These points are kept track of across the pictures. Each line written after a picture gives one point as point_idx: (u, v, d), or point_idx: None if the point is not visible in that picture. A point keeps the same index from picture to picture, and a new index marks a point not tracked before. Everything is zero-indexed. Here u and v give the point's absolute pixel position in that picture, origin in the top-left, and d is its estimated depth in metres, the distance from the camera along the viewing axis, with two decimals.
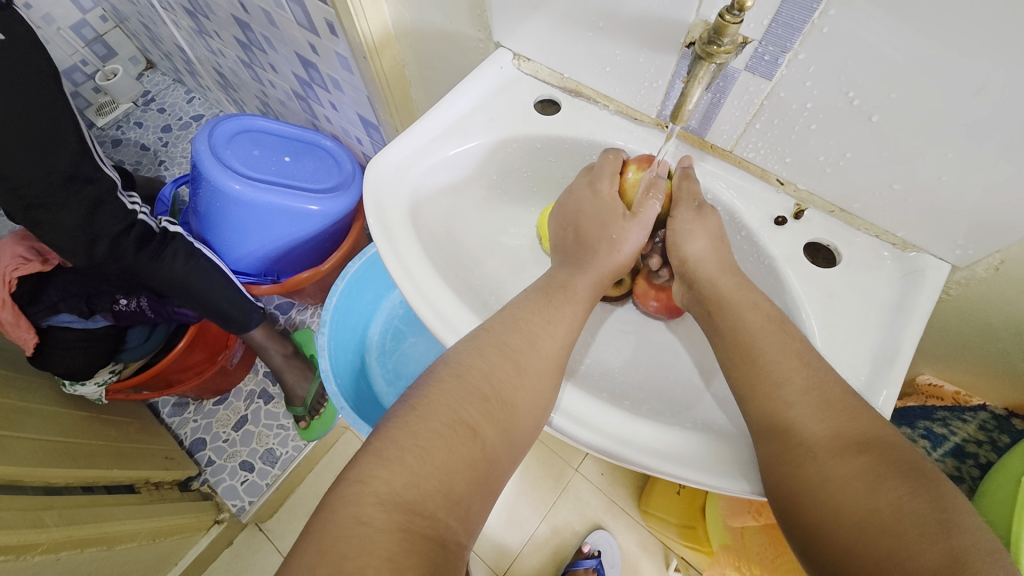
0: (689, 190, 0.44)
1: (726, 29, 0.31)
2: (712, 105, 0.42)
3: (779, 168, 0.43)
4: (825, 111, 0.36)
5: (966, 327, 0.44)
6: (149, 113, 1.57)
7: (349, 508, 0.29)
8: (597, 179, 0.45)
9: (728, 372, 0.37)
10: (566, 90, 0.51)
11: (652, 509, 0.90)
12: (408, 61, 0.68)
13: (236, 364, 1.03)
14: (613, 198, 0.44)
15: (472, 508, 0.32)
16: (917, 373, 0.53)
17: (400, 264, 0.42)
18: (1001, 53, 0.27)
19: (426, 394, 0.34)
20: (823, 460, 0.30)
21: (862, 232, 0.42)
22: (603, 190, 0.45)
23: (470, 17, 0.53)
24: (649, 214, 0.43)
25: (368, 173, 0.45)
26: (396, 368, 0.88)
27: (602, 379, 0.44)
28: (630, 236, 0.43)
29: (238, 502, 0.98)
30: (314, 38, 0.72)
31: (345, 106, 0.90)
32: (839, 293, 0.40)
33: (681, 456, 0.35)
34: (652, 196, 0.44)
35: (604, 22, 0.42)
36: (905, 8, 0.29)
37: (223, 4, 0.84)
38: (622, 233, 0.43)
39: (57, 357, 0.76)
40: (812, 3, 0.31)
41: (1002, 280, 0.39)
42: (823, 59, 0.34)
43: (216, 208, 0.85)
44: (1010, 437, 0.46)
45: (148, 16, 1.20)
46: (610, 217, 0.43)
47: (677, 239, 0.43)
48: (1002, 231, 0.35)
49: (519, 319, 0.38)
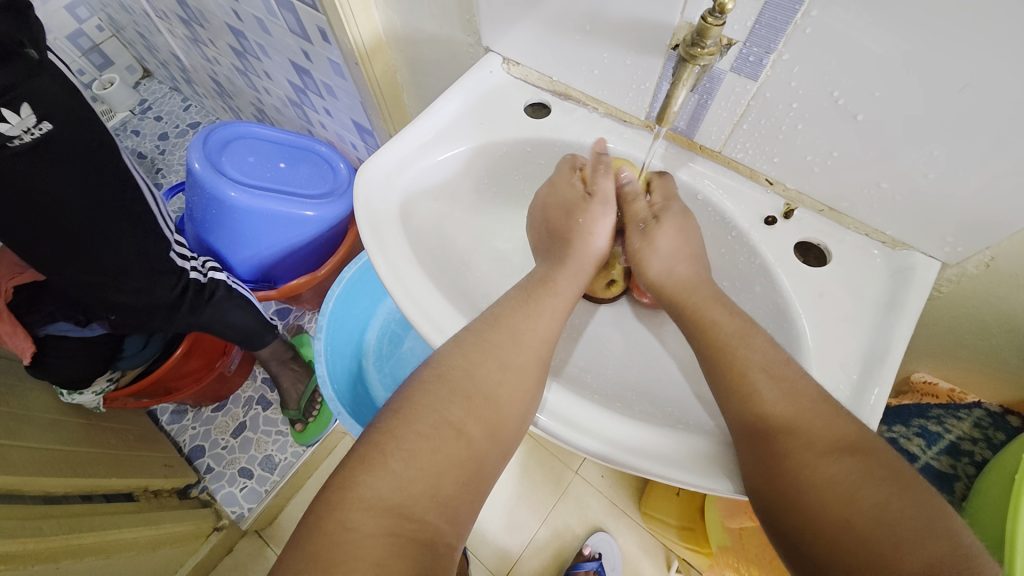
0: (637, 206, 0.44)
1: (708, 32, 0.32)
2: (699, 105, 0.42)
3: (767, 168, 0.43)
4: (810, 110, 0.36)
5: (959, 324, 0.44)
6: (146, 121, 1.57)
7: (337, 513, 0.29)
8: (557, 176, 0.46)
9: (703, 359, 0.37)
10: (555, 93, 0.51)
11: (652, 510, 0.90)
12: (399, 67, 0.68)
13: (234, 371, 1.03)
14: (570, 188, 0.45)
15: (461, 510, 0.32)
16: (912, 371, 0.53)
17: (390, 268, 0.42)
18: (981, 50, 0.28)
19: (411, 397, 0.34)
20: (814, 459, 0.30)
21: (851, 231, 0.42)
22: (571, 182, 0.45)
23: (459, 22, 0.53)
24: (605, 192, 0.44)
25: (358, 179, 0.46)
26: (393, 373, 0.88)
27: (594, 381, 0.44)
28: (597, 218, 0.43)
29: (237, 509, 0.98)
30: (307, 45, 0.73)
31: (339, 112, 0.90)
32: (829, 292, 0.40)
33: (668, 456, 0.35)
34: (603, 174, 0.44)
35: (590, 26, 0.42)
36: (885, 8, 0.29)
37: (216, 13, 0.85)
38: (589, 218, 0.43)
39: (54, 366, 0.76)
40: (793, 5, 0.32)
41: (992, 276, 0.39)
42: (807, 59, 0.34)
43: (211, 215, 0.85)
44: (1005, 434, 0.46)
45: (144, 25, 1.21)
46: (573, 204, 0.44)
47: (640, 246, 0.43)
48: (991, 228, 0.35)
49: (506, 320, 0.38)
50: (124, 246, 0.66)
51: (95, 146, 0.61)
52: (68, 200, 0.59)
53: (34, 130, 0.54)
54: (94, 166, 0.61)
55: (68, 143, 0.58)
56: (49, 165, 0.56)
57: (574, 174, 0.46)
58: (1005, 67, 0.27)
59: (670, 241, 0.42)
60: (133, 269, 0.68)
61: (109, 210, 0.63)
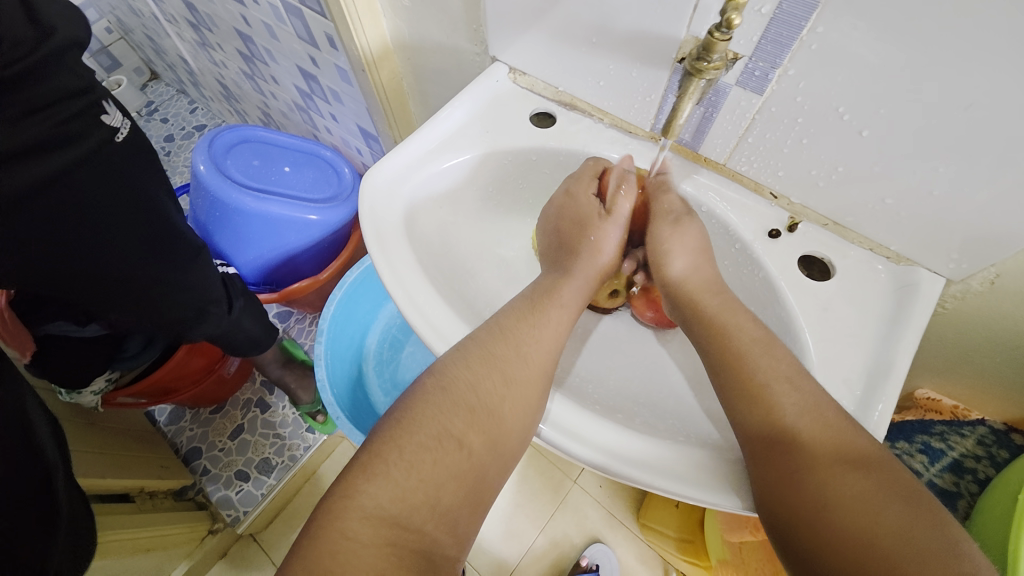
0: (666, 200, 0.44)
1: (714, 46, 0.32)
2: (704, 118, 0.42)
3: (772, 181, 0.43)
4: (815, 125, 0.36)
5: (963, 340, 0.44)
6: (153, 122, 1.58)
7: (335, 523, 0.28)
8: (575, 185, 0.45)
9: (715, 374, 0.37)
10: (561, 103, 0.51)
11: (650, 522, 0.89)
12: (406, 74, 0.68)
13: (233, 374, 1.03)
14: (590, 203, 0.44)
15: (460, 521, 0.32)
16: (915, 387, 0.52)
17: (393, 274, 0.42)
18: (988, 67, 0.28)
19: (413, 405, 0.34)
20: (821, 476, 0.30)
21: (856, 245, 0.42)
22: (579, 195, 0.45)
23: (466, 32, 0.53)
24: (622, 214, 0.44)
25: (363, 185, 0.46)
26: (393, 378, 0.88)
27: (595, 391, 0.44)
28: (608, 235, 0.44)
29: (232, 512, 0.98)
30: (314, 51, 0.73)
31: (345, 117, 0.90)
32: (833, 306, 0.40)
33: (667, 469, 0.35)
34: (624, 192, 0.44)
35: (597, 38, 0.43)
36: (891, 24, 0.29)
37: (225, 17, 0.86)
38: (601, 235, 0.44)
39: (54, 365, 0.75)
40: (800, 20, 0.32)
41: (997, 293, 0.38)
42: (812, 75, 0.34)
43: (216, 216, 0.86)
44: (1009, 453, 0.46)
45: (152, 28, 1.22)
46: (588, 217, 0.44)
47: (660, 250, 0.43)
48: (995, 246, 0.35)
49: (507, 329, 0.38)
50: (180, 252, 0.62)
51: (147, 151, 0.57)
52: (121, 199, 0.53)
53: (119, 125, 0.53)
54: (150, 167, 0.58)
55: (143, 138, 0.57)
56: (128, 162, 0.54)
57: (596, 185, 0.45)
58: (1012, 84, 0.27)
59: (694, 240, 0.42)
60: (189, 272, 0.63)
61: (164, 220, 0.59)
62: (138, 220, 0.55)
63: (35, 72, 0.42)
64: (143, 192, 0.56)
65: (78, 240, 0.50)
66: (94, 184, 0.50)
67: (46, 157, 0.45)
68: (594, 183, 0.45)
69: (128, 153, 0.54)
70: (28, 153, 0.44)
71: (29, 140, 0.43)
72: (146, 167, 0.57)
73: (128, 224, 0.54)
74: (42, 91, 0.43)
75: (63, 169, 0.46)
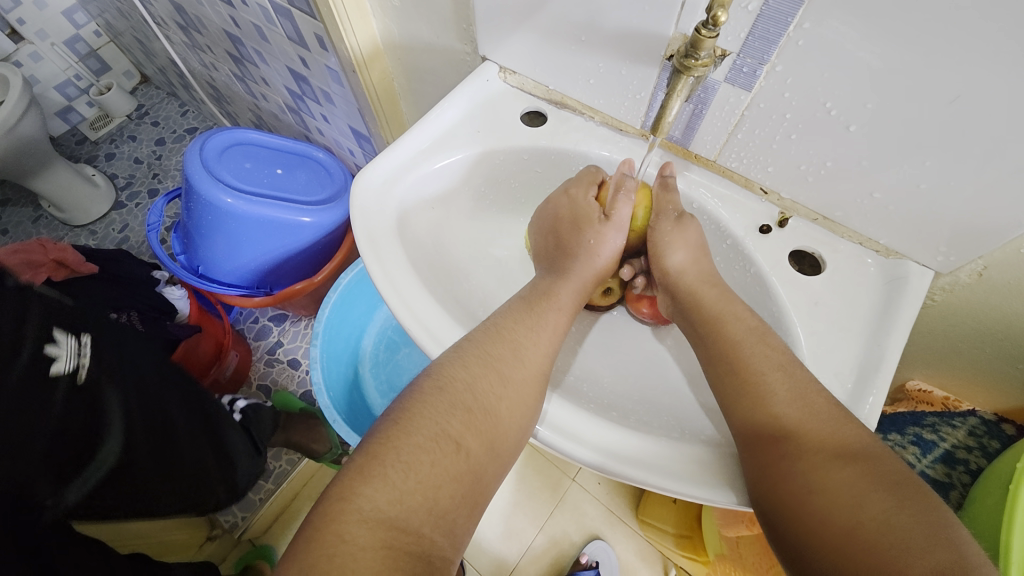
0: (668, 198, 0.44)
1: (702, 43, 0.32)
2: (694, 115, 0.42)
3: (762, 177, 0.43)
4: (803, 121, 0.37)
5: (953, 332, 0.44)
6: (143, 126, 1.57)
7: (333, 525, 0.28)
8: (576, 187, 0.46)
9: (709, 364, 0.38)
10: (551, 102, 0.52)
11: (648, 518, 0.90)
12: (397, 74, 0.68)
13: (230, 377, 1.04)
14: (587, 206, 0.44)
15: (458, 522, 0.32)
16: (907, 379, 0.53)
17: (386, 274, 0.42)
18: (972, 62, 0.28)
19: (410, 407, 0.34)
20: (814, 474, 0.30)
21: (845, 239, 0.43)
22: (578, 198, 0.45)
23: (456, 31, 0.53)
24: (622, 219, 0.44)
25: (355, 186, 0.46)
26: (390, 380, 0.88)
27: (590, 389, 0.44)
28: (606, 240, 0.44)
29: (232, 517, 0.98)
30: (305, 52, 0.73)
31: (337, 118, 0.90)
32: (824, 300, 0.40)
33: (661, 465, 0.35)
34: (622, 197, 0.44)
35: (586, 36, 0.43)
36: (879, 19, 0.29)
37: (214, 19, 0.85)
38: (598, 237, 0.44)
39: None
40: (786, 17, 0.32)
41: (985, 285, 0.39)
42: (800, 71, 0.34)
43: (208, 220, 0.85)
44: (1000, 442, 0.46)
45: (142, 30, 1.21)
46: (586, 219, 0.44)
47: (659, 247, 0.43)
48: (982, 238, 0.35)
49: (501, 328, 0.38)
50: (173, 392, 0.64)
51: (121, 346, 0.59)
52: (139, 396, 0.56)
53: (77, 348, 0.50)
54: (134, 358, 0.60)
55: (104, 334, 0.57)
56: (116, 354, 0.56)
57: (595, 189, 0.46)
58: (996, 79, 0.28)
59: (683, 247, 0.42)
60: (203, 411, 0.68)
61: (157, 386, 0.62)
62: (155, 397, 0.60)
63: (22, 326, 0.45)
64: (140, 375, 0.59)
65: (138, 415, 0.55)
66: (118, 361, 0.56)
67: (84, 373, 0.50)
68: (593, 186, 0.46)
69: (114, 353, 0.56)
70: (68, 420, 0.46)
71: (65, 376, 0.47)
72: (136, 364, 0.60)
73: (138, 404, 0.56)
74: (36, 346, 0.46)
75: (105, 366, 0.53)
